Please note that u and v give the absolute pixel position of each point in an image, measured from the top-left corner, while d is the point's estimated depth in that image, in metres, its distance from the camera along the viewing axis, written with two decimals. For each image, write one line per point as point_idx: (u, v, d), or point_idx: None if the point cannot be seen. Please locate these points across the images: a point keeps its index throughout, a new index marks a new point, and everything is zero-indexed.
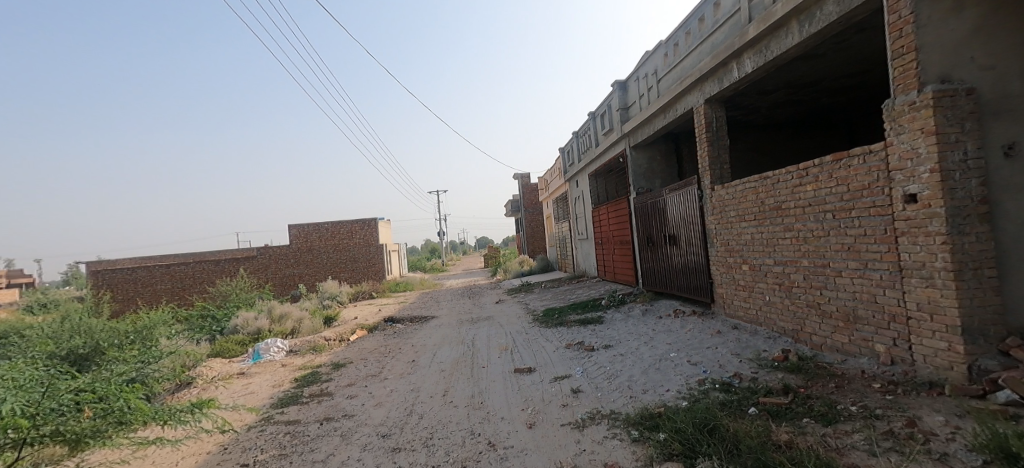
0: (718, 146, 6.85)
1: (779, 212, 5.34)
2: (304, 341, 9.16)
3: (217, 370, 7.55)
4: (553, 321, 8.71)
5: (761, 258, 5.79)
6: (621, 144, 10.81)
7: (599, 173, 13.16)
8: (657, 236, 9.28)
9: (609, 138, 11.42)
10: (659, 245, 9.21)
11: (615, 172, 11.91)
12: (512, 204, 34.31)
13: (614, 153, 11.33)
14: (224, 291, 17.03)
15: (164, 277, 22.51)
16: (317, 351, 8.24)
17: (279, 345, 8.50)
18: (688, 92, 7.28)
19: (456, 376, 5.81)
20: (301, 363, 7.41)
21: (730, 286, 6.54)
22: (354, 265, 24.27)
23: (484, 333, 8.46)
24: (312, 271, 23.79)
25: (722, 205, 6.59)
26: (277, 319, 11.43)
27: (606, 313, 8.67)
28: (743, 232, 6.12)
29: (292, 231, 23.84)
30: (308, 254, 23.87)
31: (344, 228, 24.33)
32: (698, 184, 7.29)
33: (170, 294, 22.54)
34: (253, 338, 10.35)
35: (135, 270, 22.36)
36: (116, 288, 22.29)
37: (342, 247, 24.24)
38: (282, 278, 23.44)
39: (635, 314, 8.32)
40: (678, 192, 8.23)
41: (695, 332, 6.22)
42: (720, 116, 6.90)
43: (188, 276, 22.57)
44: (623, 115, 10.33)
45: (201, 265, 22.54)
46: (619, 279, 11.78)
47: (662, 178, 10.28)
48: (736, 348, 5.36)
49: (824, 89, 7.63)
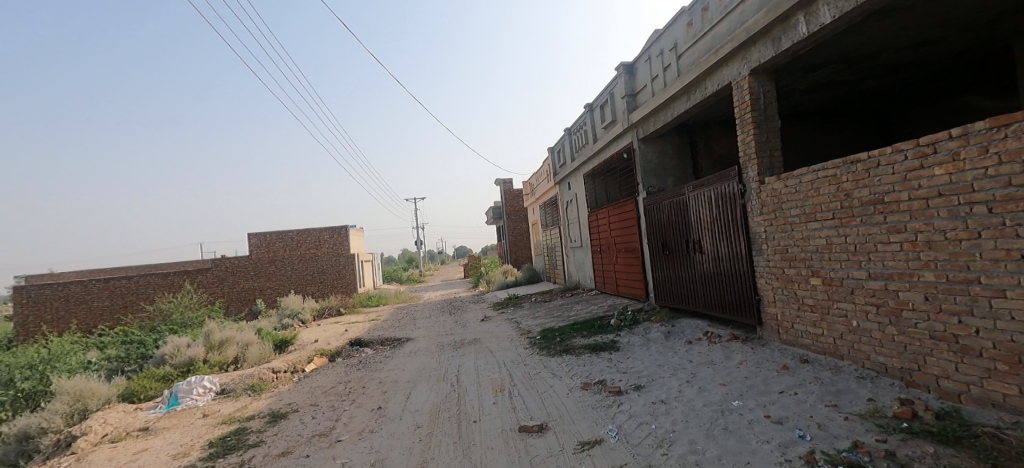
0: (767, 128, 5.47)
1: (880, 208, 3.91)
2: (242, 378, 7.33)
3: (113, 425, 5.71)
4: (558, 346, 7.13)
5: (843, 269, 4.35)
6: (627, 137, 9.40)
7: (597, 173, 11.72)
8: (676, 242, 7.85)
9: (611, 131, 9.99)
10: (679, 254, 7.77)
11: (616, 170, 10.47)
12: (494, 211, 32.79)
13: (618, 148, 9.90)
14: (165, 308, 14.87)
15: (102, 293, 20.01)
16: (256, 393, 6.45)
17: (205, 385, 6.64)
18: (725, 63, 5.88)
19: (437, 438, 4.14)
20: (229, 414, 5.61)
21: (790, 306, 5.09)
22: (321, 277, 22.26)
23: (471, 364, 6.80)
24: (274, 284, 21.63)
25: (777, 202, 5.17)
26: (217, 346, 9.52)
27: (620, 337, 7.14)
28: (811, 234, 4.70)
29: (252, 240, 21.71)
30: (270, 265, 21.72)
31: (311, 237, 22.40)
32: (737, 177, 5.86)
33: (109, 312, 20.00)
34: (181, 371, 8.49)
35: (68, 285, 19.79)
36: (44, 305, 19.61)
37: (308, 257, 22.22)
38: (241, 292, 21.20)
39: (656, 338, 6.83)
40: (706, 189, 6.81)
41: (753, 368, 4.73)
42: (769, 91, 5.50)
43: (131, 291, 20.13)
44: (630, 102, 8.92)
45: (147, 279, 20.19)
46: (624, 292, 10.31)
47: (675, 175, 8.92)
48: (827, 395, 3.87)
49: (877, 66, 6.39)
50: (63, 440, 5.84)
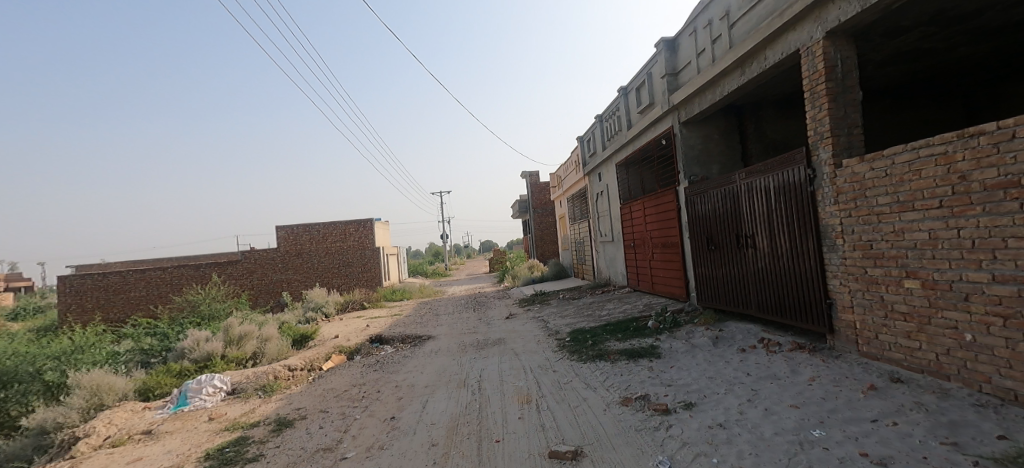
0: (845, 101, 4.61)
1: (1014, 193, 3.07)
2: (255, 376, 6.98)
3: (117, 427, 5.36)
4: (590, 351, 6.45)
5: (954, 270, 3.51)
6: (667, 121, 8.55)
7: (631, 162, 10.90)
8: (724, 236, 7.02)
9: (649, 115, 9.16)
10: (727, 250, 6.95)
11: (653, 158, 9.64)
12: (520, 204, 32.16)
13: (656, 134, 9.06)
14: (193, 300, 14.95)
15: (138, 284, 20.48)
16: (266, 394, 6.10)
17: (215, 384, 6.28)
18: (793, 26, 5.02)
19: (455, 461, 3.55)
20: (234, 418, 5.20)
21: (875, 314, 4.26)
22: (347, 270, 22.20)
23: (495, 369, 6.21)
24: (301, 276, 21.68)
25: (859, 188, 4.33)
26: (236, 340, 9.23)
27: (660, 341, 6.40)
28: (906, 226, 3.86)
29: (280, 233, 21.80)
30: (297, 258, 21.77)
31: (337, 229, 22.34)
32: (805, 161, 5.02)
33: (144, 302, 20.46)
34: (198, 367, 8.22)
35: (106, 276, 20.32)
36: (84, 295, 20.21)
37: (334, 250, 22.18)
38: (269, 284, 21.32)
39: (702, 343, 6.07)
40: (762, 176, 5.96)
41: (831, 387, 3.94)
42: (849, 57, 4.63)
43: (165, 282, 20.53)
44: (671, 82, 8.08)
45: (180, 270, 20.56)
46: (661, 291, 9.53)
47: (721, 163, 8.06)
48: (940, 428, 3.07)
49: (975, 28, 5.38)
50: (69, 439, 5.56)
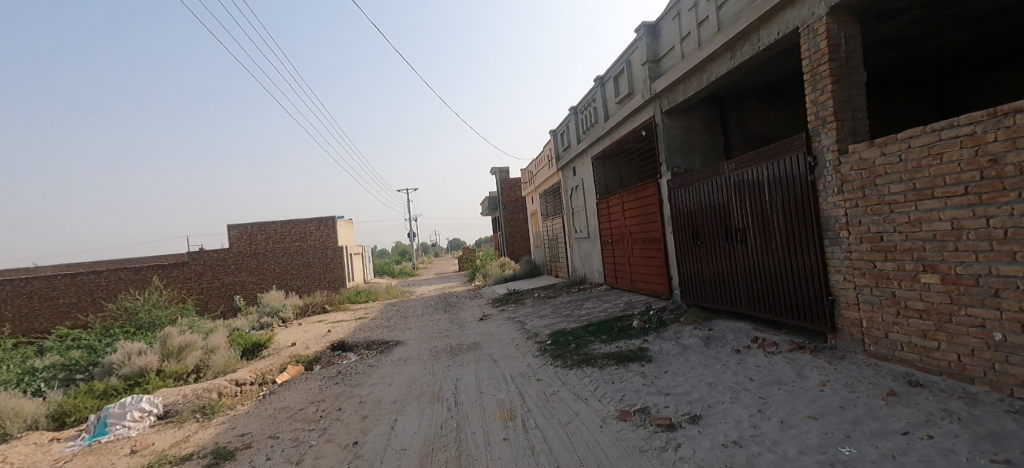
0: (849, 83, 4.29)
1: None
2: (194, 396, 6.12)
3: (13, 465, 4.46)
4: (575, 355, 5.96)
5: (983, 263, 3.19)
6: (648, 110, 8.17)
7: (609, 154, 10.52)
8: (712, 230, 6.70)
9: (628, 105, 8.76)
10: (715, 245, 6.64)
11: (632, 150, 9.26)
12: (489, 201, 31.56)
13: (636, 124, 8.68)
14: (130, 307, 13.58)
15: (69, 290, 18.61)
16: (205, 418, 5.30)
17: (142, 407, 5.39)
18: (792, 3, 4.67)
19: None
20: (162, 450, 4.38)
21: (886, 311, 3.95)
22: (308, 271, 21.00)
23: (472, 379, 5.62)
24: (256, 279, 20.32)
25: (867, 176, 4.00)
26: (175, 352, 8.23)
27: (648, 343, 5.99)
28: (925, 216, 3.54)
29: (233, 232, 20.35)
30: (251, 259, 20.38)
31: (296, 228, 21.09)
32: (805, 148, 4.68)
33: (77, 310, 18.62)
34: (130, 386, 7.24)
35: (32, 281, 18.35)
36: (5, 303, 18.17)
37: (292, 250, 20.92)
38: (220, 288, 19.86)
39: (693, 344, 5.69)
40: (755, 166, 5.62)
41: (847, 394, 3.58)
42: (853, 36, 4.30)
43: (102, 287, 18.76)
44: (653, 69, 7.70)
45: (118, 274, 18.85)
46: (641, 288, 9.19)
47: (704, 154, 7.76)
48: (983, 441, 2.72)
49: (967, 12, 5.21)
50: None
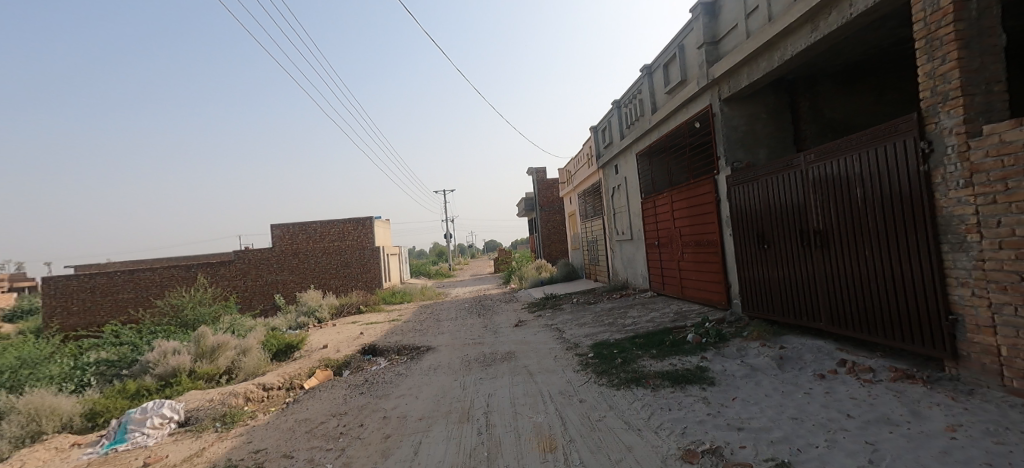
0: (981, 49, 3.42)
1: None
2: (218, 402, 5.85)
3: None
4: (622, 373, 5.26)
5: None
6: (703, 99, 7.35)
7: (656, 150, 9.70)
8: (781, 233, 5.84)
9: (680, 94, 7.96)
10: (785, 250, 5.77)
11: (683, 144, 8.43)
12: (526, 202, 31.05)
13: (689, 114, 7.86)
14: (176, 304, 13.90)
15: (126, 286, 19.49)
16: (224, 428, 4.96)
17: (163, 414, 5.13)
18: None
19: None
20: (173, 465, 4.05)
21: None
22: (346, 271, 21.15)
23: (506, 396, 5.03)
24: (297, 278, 20.64)
25: (1013, 163, 3.13)
26: (208, 353, 8.11)
27: (708, 362, 5.21)
28: None
29: (275, 232, 20.75)
30: (293, 258, 20.72)
31: (335, 228, 21.28)
32: (914, 131, 3.82)
33: (132, 305, 19.47)
34: (162, 385, 7.10)
35: (93, 277, 19.34)
36: (69, 297, 19.22)
37: (332, 250, 21.13)
38: (263, 286, 20.28)
39: (764, 365, 4.88)
40: (839, 156, 4.75)
41: (993, 447, 2.74)
42: None
43: (155, 284, 19.55)
44: (710, 51, 6.88)
45: (170, 271, 19.59)
46: (693, 296, 8.34)
47: (769, 146, 6.89)
48: None
49: None
50: None
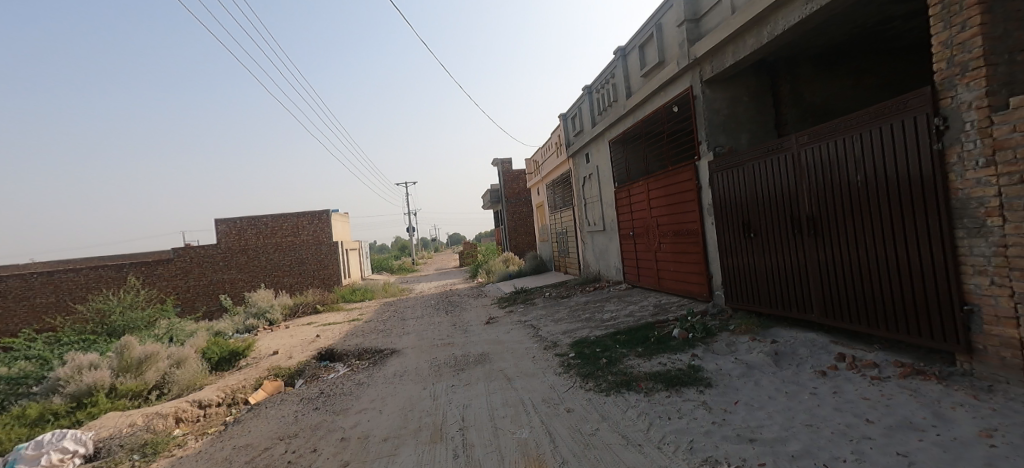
0: (1004, 14, 3.12)
1: None
2: (139, 427, 4.99)
3: None
4: (609, 375, 4.81)
5: None
6: (683, 81, 6.98)
7: (631, 136, 9.33)
8: (767, 220, 5.54)
9: (657, 76, 7.57)
10: (771, 238, 5.48)
11: (661, 130, 8.09)
12: (491, 194, 30.42)
13: (667, 98, 7.49)
14: (103, 308, 12.44)
15: (46, 289, 17.49)
16: (143, 462, 4.15)
17: (65, 447, 4.24)
18: None
19: None
20: None
21: None
22: (301, 268, 19.89)
23: (483, 407, 4.46)
24: (247, 276, 19.22)
25: None
26: (133, 366, 7.10)
27: (700, 360, 4.84)
28: None
29: (221, 227, 19.18)
30: (241, 255, 19.25)
31: (288, 222, 19.91)
32: (926, 107, 3.50)
33: (55, 310, 17.52)
34: (74, 408, 6.09)
35: (7, 279, 17.22)
36: None
37: (285, 245, 19.79)
38: (208, 286, 18.76)
39: (760, 362, 4.55)
40: (833, 137, 4.44)
41: None
42: None
43: (81, 286, 17.65)
44: (691, 30, 6.51)
45: (99, 272, 17.75)
46: (672, 288, 8.06)
47: (751, 131, 6.62)
48: None
49: None
50: None
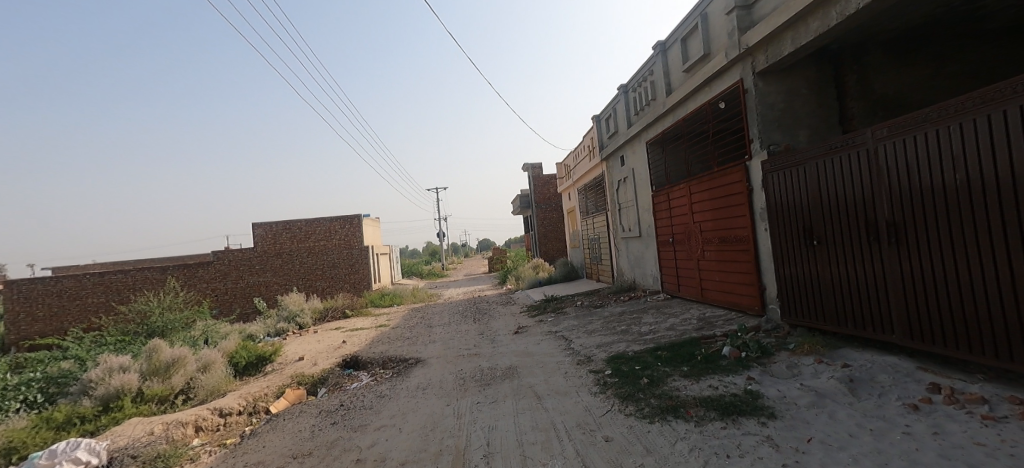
0: None
1: None
2: (157, 436, 4.80)
3: None
4: (653, 398, 4.29)
5: None
6: (732, 74, 6.40)
7: (671, 137, 8.75)
8: (833, 227, 4.89)
9: (702, 70, 7.00)
10: (840, 247, 4.83)
11: (705, 128, 7.49)
12: (521, 200, 30.08)
13: (713, 93, 6.91)
14: (143, 309, 12.76)
15: (96, 289, 18.25)
16: None
17: (77, 458, 4.07)
18: None
19: None
20: None
21: None
22: (333, 272, 20.06)
23: (512, 431, 4.03)
24: (281, 279, 19.52)
25: None
26: (161, 370, 7.02)
27: (758, 385, 4.25)
28: None
29: (257, 231, 19.57)
30: (276, 258, 19.57)
31: (321, 227, 20.13)
32: None
33: (103, 309, 18.25)
34: (100, 411, 6.03)
35: (61, 280, 18.08)
36: (35, 301, 17.95)
37: (318, 249, 20.01)
38: (244, 288, 19.15)
39: (831, 390, 3.94)
40: (924, 130, 3.81)
41: None
42: None
43: (127, 287, 18.34)
44: (742, 17, 5.93)
45: (144, 273, 18.40)
46: (717, 300, 7.42)
47: (810, 127, 5.97)
48: None
49: None
50: None
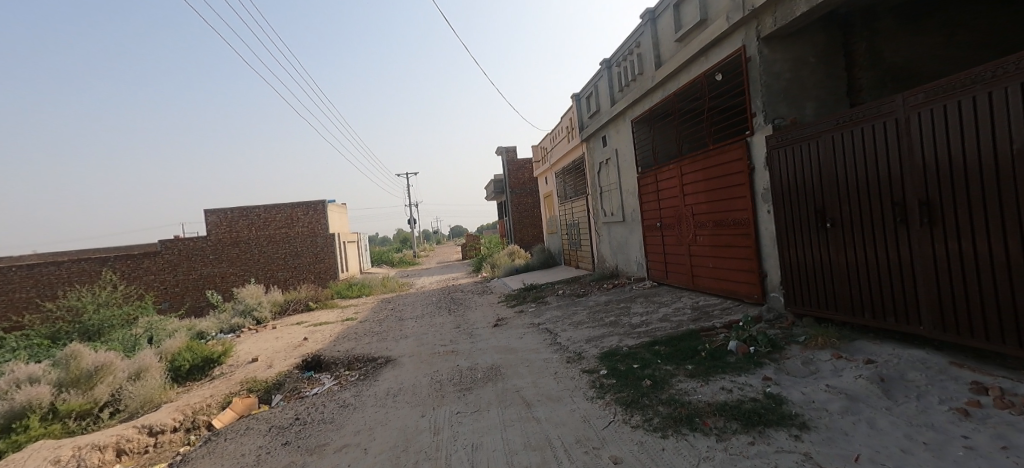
0: None
1: None
2: None
3: None
4: (660, 405, 3.74)
5: None
6: (733, 41, 5.83)
7: (660, 114, 8.19)
8: (850, 207, 4.42)
9: (698, 38, 6.41)
10: (858, 229, 4.37)
11: (699, 103, 6.94)
12: (494, 185, 29.28)
13: (710, 64, 6.34)
14: (76, 305, 11.45)
15: (27, 283, 16.50)
16: None
17: None
18: None
19: None
20: None
21: None
22: (296, 261, 18.87)
23: (500, 450, 3.39)
24: (239, 270, 18.22)
25: None
26: (81, 380, 6.03)
27: (778, 387, 3.73)
28: None
29: (210, 218, 18.11)
30: (232, 247, 18.22)
31: (282, 213, 18.81)
32: None
33: (36, 305, 16.55)
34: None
35: None
36: None
37: (279, 237, 18.73)
38: (198, 280, 17.77)
39: (863, 392, 3.47)
40: (969, 94, 3.30)
41: None
42: None
43: (63, 280, 16.66)
44: None
45: (82, 265, 16.75)
46: (710, 288, 6.97)
47: (816, 100, 5.48)
48: None
49: None
50: None
